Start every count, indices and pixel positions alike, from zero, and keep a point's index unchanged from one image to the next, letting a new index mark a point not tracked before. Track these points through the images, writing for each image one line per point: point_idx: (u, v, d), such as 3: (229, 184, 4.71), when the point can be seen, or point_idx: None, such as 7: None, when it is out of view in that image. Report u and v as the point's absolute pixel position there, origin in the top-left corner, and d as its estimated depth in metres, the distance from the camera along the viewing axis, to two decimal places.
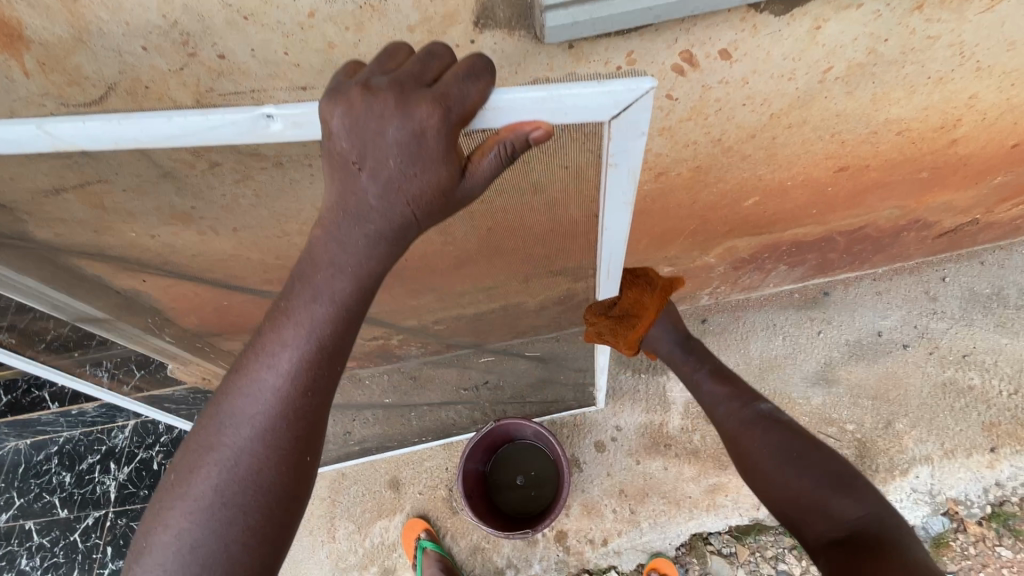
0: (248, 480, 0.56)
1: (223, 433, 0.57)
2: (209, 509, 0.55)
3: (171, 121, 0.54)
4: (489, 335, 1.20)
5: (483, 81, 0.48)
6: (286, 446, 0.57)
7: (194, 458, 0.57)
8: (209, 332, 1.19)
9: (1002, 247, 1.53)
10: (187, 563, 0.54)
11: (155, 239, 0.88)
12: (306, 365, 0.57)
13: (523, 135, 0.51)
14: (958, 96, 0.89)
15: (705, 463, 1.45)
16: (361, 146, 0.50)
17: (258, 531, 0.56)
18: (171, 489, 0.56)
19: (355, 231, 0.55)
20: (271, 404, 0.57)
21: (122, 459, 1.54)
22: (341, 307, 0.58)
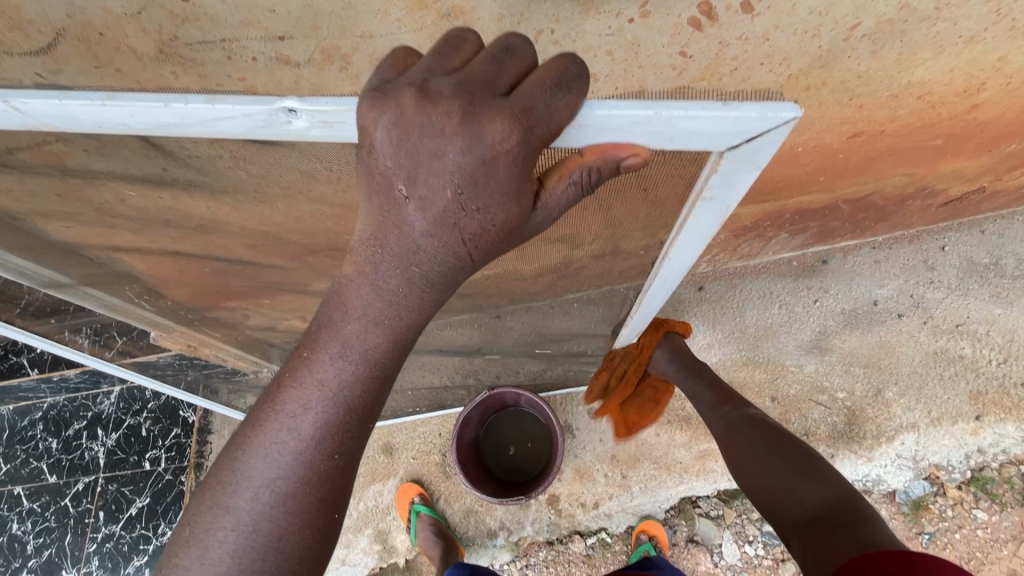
0: (273, 535, 0.55)
1: (243, 490, 0.55)
2: (229, 564, 0.54)
3: (169, 108, 0.47)
4: (484, 303, 1.17)
5: (574, 94, 0.43)
6: (316, 508, 0.56)
7: (212, 505, 0.55)
8: (190, 299, 1.14)
9: (1004, 216, 1.51)
10: None
11: (126, 204, 0.82)
12: (338, 419, 0.56)
13: (611, 160, 0.48)
14: (986, 57, 0.84)
15: (696, 430, 1.47)
16: (413, 168, 0.47)
17: None
18: (187, 547, 0.54)
19: (395, 269, 0.53)
20: (291, 465, 0.55)
21: (109, 425, 1.51)
22: (376, 364, 0.57)
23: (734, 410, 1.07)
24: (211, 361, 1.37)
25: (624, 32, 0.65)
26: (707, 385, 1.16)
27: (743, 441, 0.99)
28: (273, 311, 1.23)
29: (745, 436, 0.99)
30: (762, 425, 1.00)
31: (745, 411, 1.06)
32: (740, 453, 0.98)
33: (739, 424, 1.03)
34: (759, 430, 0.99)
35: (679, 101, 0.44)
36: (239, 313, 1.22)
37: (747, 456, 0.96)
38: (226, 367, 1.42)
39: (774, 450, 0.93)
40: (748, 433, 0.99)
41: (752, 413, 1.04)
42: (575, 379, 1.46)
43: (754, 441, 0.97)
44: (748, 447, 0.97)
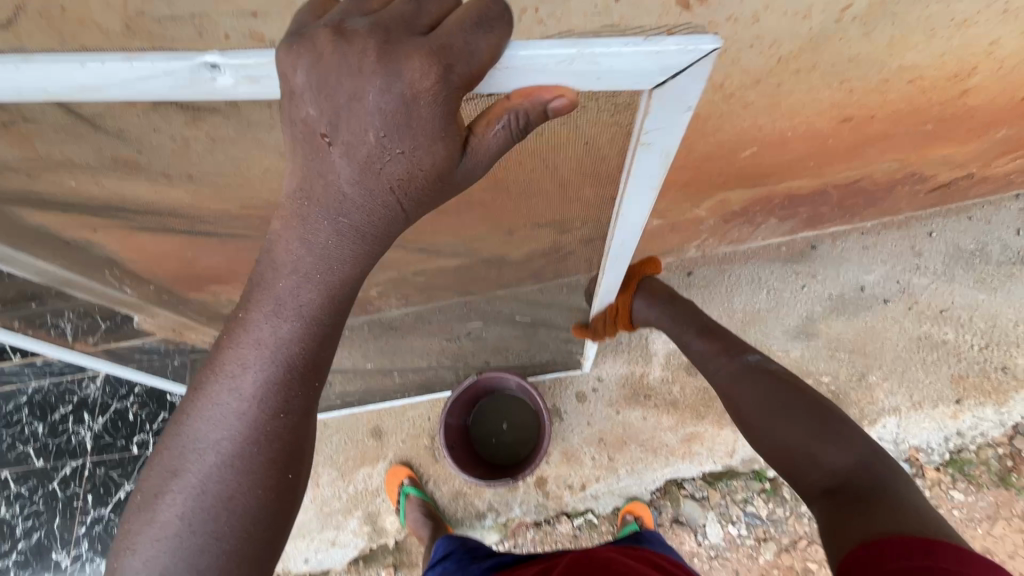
0: (219, 502, 0.55)
1: (190, 450, 0.56)
2: (177, 536, 0.54)
3: (86, 67, 0.45)
4: (471, 287, 1.16)
5: (497, 32, 0.42)
6: (264, 466, 0.56)
7: (158, 479, 0.55)
8: (173, 282, 1.12)
9: (991, 202, 1.51)
10: None
11: (101, 185, 0.81)
12: (278, 373, 0.57)
13: (539, 103, 0.46)
14: (978, 42, 0.83)
15: (683, 414, 1.48)
16: (334, 115, 0.46)
17: (234, 556, 0.55)
18: (141, 507, 0.55)
19: (323, 226, 0.53)
20: (236, 423, 0.56)
21: (95, 410, 1.51)
22: (312, 318, 0.56)
23: (733, 361, 1.08)
24: (197, 345, 1.36)
25: (609, 11, 0.64)
26: (712, 340, 1.15)
27: (754, 399, 0.99)
28: None
29: (778, 405, 0.95)
30: (775, 378, 1.00)
31: (744, 359, 1.07)
32: (768, 422, 0.94)
33: (747, 377, 1.04)
34: (801, 401, 0.93)
35: (600, 38, 0.43)
36: (224, 298, 1.21)
37: (776, 428, 0.92)
38: None
39: (793, 405, 0.93)
40: (780, 403, 0.95)
41: (751, 361, 1.06)
42: (564, 363, 1.46)
43: (785, 411, 0.93)
44: (779, 418, 0.93)
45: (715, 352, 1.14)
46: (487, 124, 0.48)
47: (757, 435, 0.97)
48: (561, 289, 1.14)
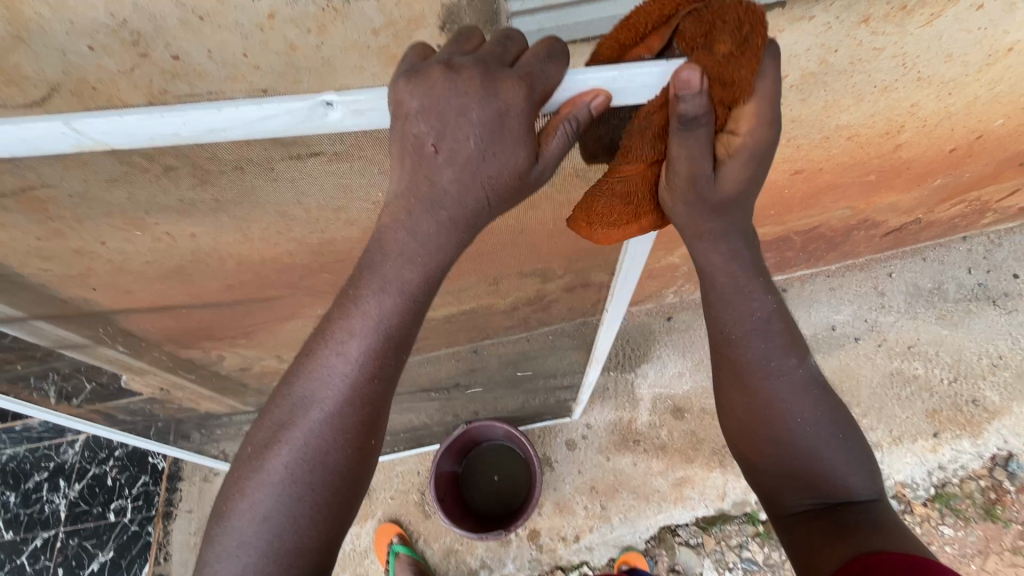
0: (319, 460, 0.58)
1: (293, 417, 0.58)
2: (280, 487, 0.57)
3: (222, 112, 0.51)
4: (461, 335, 1.20)
5: (561, 63, 0.51)
6: (356, 430, 0.59)
7: (267, 436, 0.58)
8: (166, 339, 1.14)
9: (942, 244, 1.63)
10: (260, 537, 0.56)
11: (106, 245, 0.85)
12: (373, 357, 0.58)
13: (585, 111, 0.51)
14: (901, 104, 0.94)
15: (672, 458, 1.49)
16: (442, 125, 0.51)
17: (326, 508, 0.58)
18: (243, 470, 0.58)
19: (426, 213, 0.56)
20: (340, 388, 0.58)
21: (72, 476, 1.47)
22: (409, 295, 0.58)
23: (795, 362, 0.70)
24: (184, 405, 1.35)
25: None
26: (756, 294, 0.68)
27: (798, 413, 0.69)
28: (249, 350, 1.25)
29: (745, 301, 0.66)
30: (823, 392, 0.71)
31: (808, 365, 0.71)
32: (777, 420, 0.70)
33: (808, 391, 0.70)
34: (816, 389, 0.70)
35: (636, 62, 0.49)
36: (214, 353, 1.24)
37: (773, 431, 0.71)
38: (200, 411, 1.40)
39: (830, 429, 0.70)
40: (803, 388, 0.69)
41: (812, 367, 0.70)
42: (552, 409, 1.49)
43: (804, 411, 0.69)
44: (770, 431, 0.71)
45: (767, 306, 0.67)
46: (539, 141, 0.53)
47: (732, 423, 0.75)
48: (547, 336, 1.22)
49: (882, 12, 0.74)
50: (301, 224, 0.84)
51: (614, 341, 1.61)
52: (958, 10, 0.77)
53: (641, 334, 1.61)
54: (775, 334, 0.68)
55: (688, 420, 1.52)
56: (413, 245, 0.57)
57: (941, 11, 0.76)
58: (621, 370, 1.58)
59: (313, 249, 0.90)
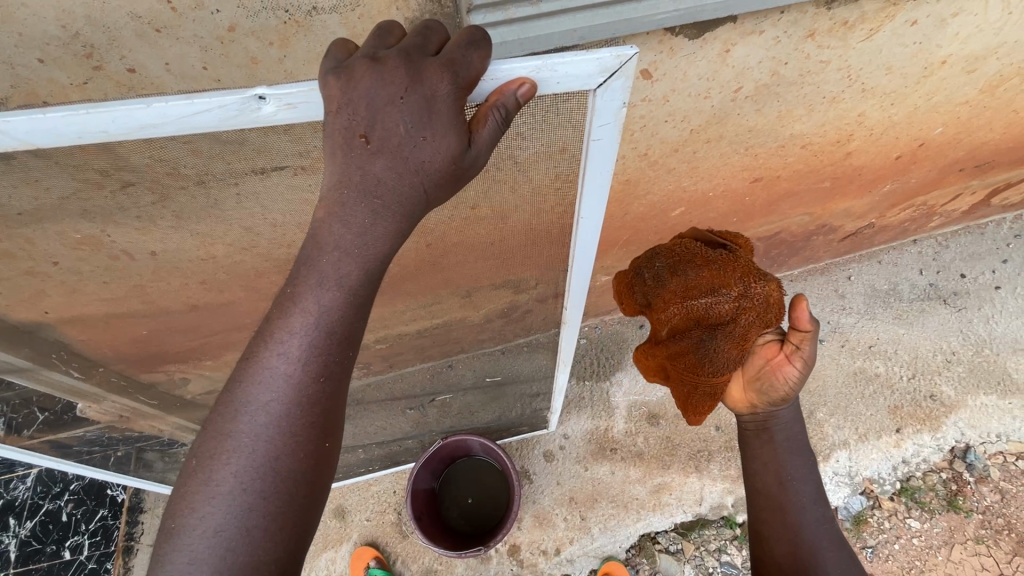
0: (267, 466, 0.55)
1: (236, 422, 0.55)
2: (231, 497, 0.54)
3: (154, 106, 0.55)
4: (435, 349, 1.20)
5: (483, 51, 0.51)
6: (305, 433, 0.56)
7: (212, 445, 0.55)
8: (126, 363, 1.10)
9: (895, 247, 1.71)
10: (211, 550, 0.53)
11: (59, 265, 0.82)
12: (317, 353, 0.56)
13: (511, 99, 0.53)
14: (849, 114, 1.00)
15: (649, 465, 1.50)
16: (371, 114, 0.52)
17: (280, 518, 0.55)
18: (189, 483, 0.55)
19: (361, 202, 0.54)
20: (284, 389, 0.55)
21: (23, 513, 1.39)
22: (350, 289, 0.56)
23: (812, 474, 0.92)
24: (145, 432, 1.30)
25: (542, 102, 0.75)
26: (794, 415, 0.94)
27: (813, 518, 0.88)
28: (215, 371, 1.21)
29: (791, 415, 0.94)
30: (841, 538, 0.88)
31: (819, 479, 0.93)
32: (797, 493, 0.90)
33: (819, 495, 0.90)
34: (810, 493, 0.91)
35: (557, 53, 0.52)
36: (178, 377, 1.19)
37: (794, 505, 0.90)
38: (163, 439, 1.34)
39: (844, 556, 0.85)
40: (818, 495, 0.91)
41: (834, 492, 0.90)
42: (529, 421, 1.48)
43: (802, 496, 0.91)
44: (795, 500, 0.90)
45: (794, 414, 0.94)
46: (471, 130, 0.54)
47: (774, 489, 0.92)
48: (519, 349, 1.23)
49: (825, 27, 0.78)
50: (266, 240, 0.83)
51: (589, 351, 1.63)
52: (894, 26, 0.82)
53: (615, 343, 1.63)
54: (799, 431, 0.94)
55: (664, 426, 1.54)
56: (353, 237, 0.55)
57: (880, 26, 0.81)
58: (596, 379, 1.59)
59: (280, 265, 0.89)
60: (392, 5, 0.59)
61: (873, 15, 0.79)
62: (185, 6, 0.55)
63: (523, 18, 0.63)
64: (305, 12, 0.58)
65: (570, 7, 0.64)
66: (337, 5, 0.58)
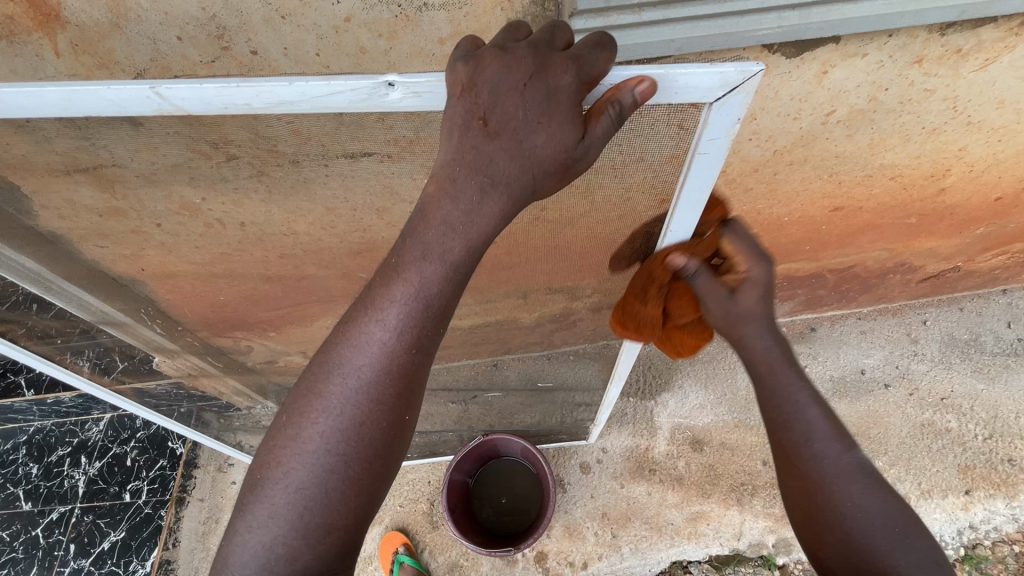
0: (352, 432, 0.57)
1: (329, 384, 0.58)
2: (316, 458, 0.57)
3: (292, 85, 0.53)
4: (486, 346, 1.22)
5: (608, 54, 0.53)
6: (390, 402, 0.59)
7: (303, 405, 0.58)
8: (201, 325, 1.18)
9: (981, 295, 1.59)
10: (291, 506, 0.56)
11: (160, 227, 0.88)
12: (410, 335, 0.58)
13: (630, 97, 0.52)
14: (949, 147, 0.94)
15: (688, 490, 1.46)
16: (492, 98, 0.52)
17: (356, 482, 0.58)
18: (278, 438, 0.58)
19: (471, 182, 0.55)
20: (376, 357, 0.58)
21: (94, 453, 1.51)
22: (451, 267, 0.57)
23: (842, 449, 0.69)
24: (208, 393, 1.38)
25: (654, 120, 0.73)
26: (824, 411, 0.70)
27: (852, 499, 0.66)
28: (277, 343, 1.27)
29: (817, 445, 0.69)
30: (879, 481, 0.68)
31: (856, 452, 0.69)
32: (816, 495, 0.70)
33: (860, 477, 0.67)
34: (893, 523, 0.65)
35: (692, 63, 0.52)
36: (243, 344, 1.27)
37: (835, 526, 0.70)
38: (221, 401, 1.42)
39: (898, 520, 0.65)
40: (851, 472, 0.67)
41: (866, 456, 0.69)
42: (569, 430, 1.48)
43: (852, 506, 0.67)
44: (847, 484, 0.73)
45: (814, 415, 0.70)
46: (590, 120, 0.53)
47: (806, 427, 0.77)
48: (568, 356, 1.23)
49: (936, 54, 0.74)
50: (345, 221, 0.87)
51: (637, 368, 1.61)
52: (1013, 58, 0.77)
53: (665, 362, 1.61)
54: (869, 495, 0.66)
55: (707, 453, 1.50)
56: (461, 218, 0.56)
57: (996, 57, 0.77)
58: (641, 397, 1.57)
59: (354, 247, 0.93)
60: (497, 6, 0.61)
61: (990, 45, 0.75)
62: None
63: (622, 25, 0.63)
64: (416, 7, 0.61)
65: (672, 18, 0.63)
66: (447, 2, 0.60)
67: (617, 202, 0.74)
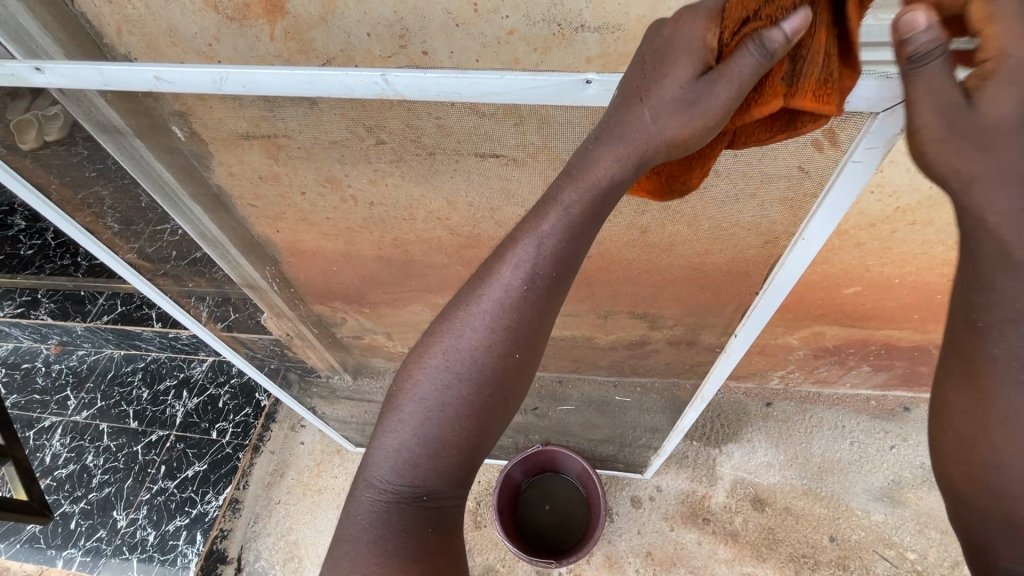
0: (472, 358, 0.59)
1: (460, 311, 0.61)
2: (439, 376, 0.60)
3: (504, 78, 0.61)
4: (561, 358, 1.24)
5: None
6: (509, 335, 0.59)
7: (436, 327, 0.62)
8: (310, 291, 1.31)
9: None
10: (416, 417, 0.60)
11: (304, 196, 1.00)
12: (526, 288, 0.59)
13: (781, 35, 0.43)
14: None
15: (742, 549, 1.39)
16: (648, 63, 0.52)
17: (471, 405, 0.60)
18: (413, 355, 0.62)
19: (609, 145, 0.54)
20: (503, 291, 0.59)
21: (194, 390, 1.72)
22: (574, 224, 0.57)
23: None
24: (296, 356, 1.48)
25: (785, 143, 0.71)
26: None
27: None
28: (369, 320, 1.38)
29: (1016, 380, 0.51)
30: None
31: None
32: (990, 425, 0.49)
33: None
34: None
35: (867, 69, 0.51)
36: (339, 315, 1.38)
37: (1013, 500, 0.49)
38: (306, 365, 1.51)
39: None
40: None
41: None
42: (625, 459, 1.46)
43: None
44: None
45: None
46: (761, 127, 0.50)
47: None
48: (636, 385, 1.23)
49: None
50: (462, 214, 0.95)
51: (705, 412, 1.56)
52: None
53: (735, 411, 1.55)
54: None
55: (768, 514, 1.42)
56: (590, 182, 0.56)
57: None
58: (705, 442, 1.52)
59: (462, 239, 1.01)
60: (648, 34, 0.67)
61: None
62: (485, 10, 0.67)
63: None
64: (574, 28, 0.68)
65: None
66: (602, 26, 0.67)
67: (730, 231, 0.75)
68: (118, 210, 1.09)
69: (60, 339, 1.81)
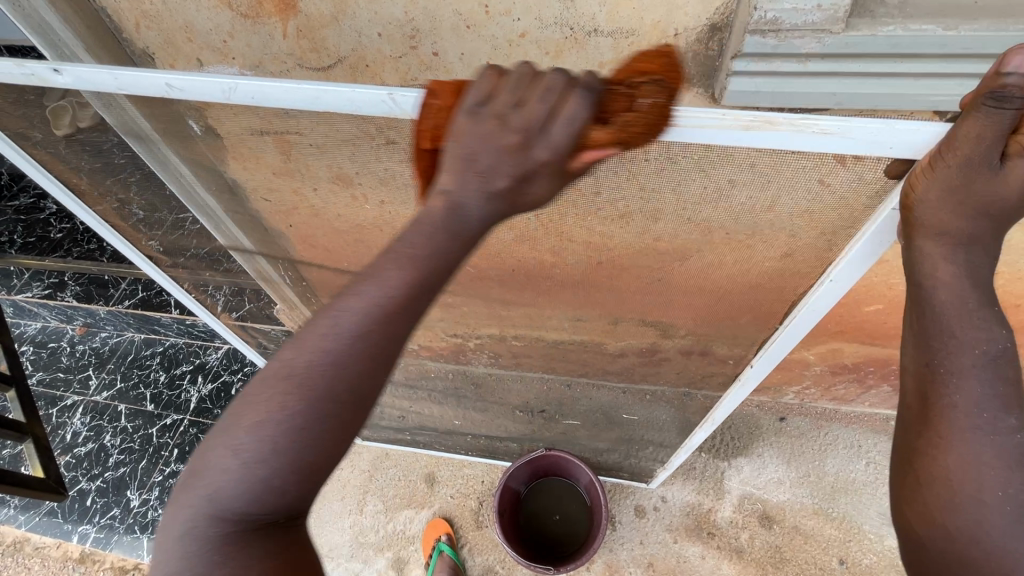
0: (311, 416, 0.50)
1: (294, 367, 0.51)
2: (268, 439, 0.50)
3: None
4: (568, 364, 1.23)
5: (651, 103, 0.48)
6: (359, 385, 0.51)
7: (268, 388, 0.51)
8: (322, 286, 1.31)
9: None
10: (237, 486, 0.50)
11: (315, 192, 1.00)
12: (358, 339, 0.50)
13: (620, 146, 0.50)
14: None
15: (747, 566, 1.36)
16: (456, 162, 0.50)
17: (311, 462, 0.51)
18: (232, 417, 0.52)
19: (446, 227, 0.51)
20: (347, 342, 0.50)
21: (208, 376, 1.76)
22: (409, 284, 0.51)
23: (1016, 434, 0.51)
24: None
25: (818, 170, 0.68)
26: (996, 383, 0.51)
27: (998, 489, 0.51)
28: None
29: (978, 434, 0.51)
30: None
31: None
32: (943, 464, 0.53)
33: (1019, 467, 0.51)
34: None
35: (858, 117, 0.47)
36: None
37: (961, 536, 0.52)
38: None
39: None
40: (1010, 460, 0.51)
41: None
42: (631, 468, 1.44)
43: (1010, 484, 0.50)
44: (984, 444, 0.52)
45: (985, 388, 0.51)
46: (610, 118, 0.47)
47: (911, 354, 0.56)
48: (645, 394, 1.20)
49: None
50: None
51: (715, 424, 1.53)
52: None
53: (746, 424, 1.52)
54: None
55: (776, 533, 1.38)
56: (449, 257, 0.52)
57: None
58: (715, 455, 1.49)
59: None
60: (663, 39, 0.66)
61: None
62: (497, 12, 0.66)
63: (785, 73, 0.65)
64: (586, 32, 0.66)
65: (840, 72, 0.64)
66: (616, 31, 0.65)
67: (743, 245, 0.73)
68: (143, 197, 1.11)
69: (85, 321, 1.86)
